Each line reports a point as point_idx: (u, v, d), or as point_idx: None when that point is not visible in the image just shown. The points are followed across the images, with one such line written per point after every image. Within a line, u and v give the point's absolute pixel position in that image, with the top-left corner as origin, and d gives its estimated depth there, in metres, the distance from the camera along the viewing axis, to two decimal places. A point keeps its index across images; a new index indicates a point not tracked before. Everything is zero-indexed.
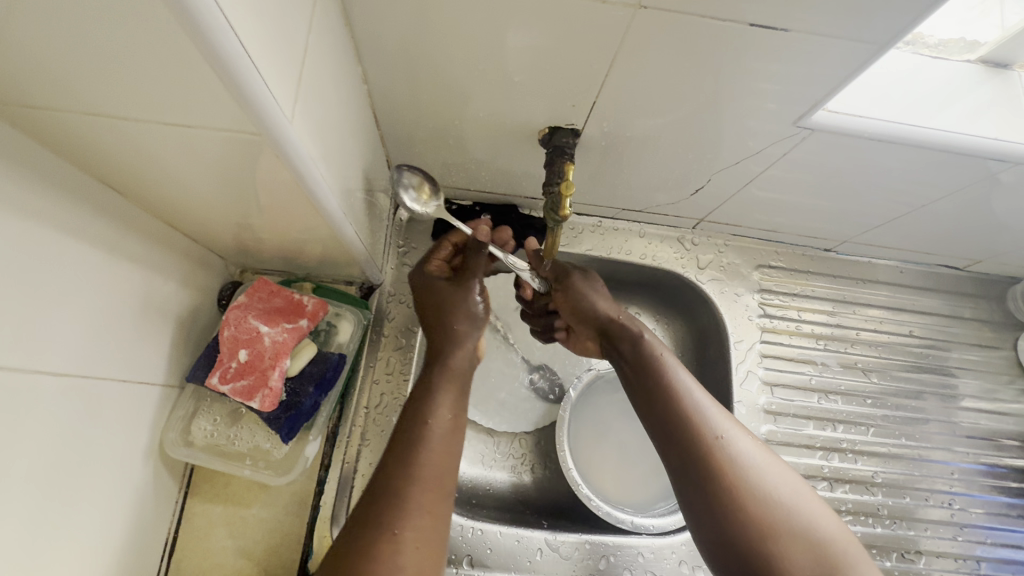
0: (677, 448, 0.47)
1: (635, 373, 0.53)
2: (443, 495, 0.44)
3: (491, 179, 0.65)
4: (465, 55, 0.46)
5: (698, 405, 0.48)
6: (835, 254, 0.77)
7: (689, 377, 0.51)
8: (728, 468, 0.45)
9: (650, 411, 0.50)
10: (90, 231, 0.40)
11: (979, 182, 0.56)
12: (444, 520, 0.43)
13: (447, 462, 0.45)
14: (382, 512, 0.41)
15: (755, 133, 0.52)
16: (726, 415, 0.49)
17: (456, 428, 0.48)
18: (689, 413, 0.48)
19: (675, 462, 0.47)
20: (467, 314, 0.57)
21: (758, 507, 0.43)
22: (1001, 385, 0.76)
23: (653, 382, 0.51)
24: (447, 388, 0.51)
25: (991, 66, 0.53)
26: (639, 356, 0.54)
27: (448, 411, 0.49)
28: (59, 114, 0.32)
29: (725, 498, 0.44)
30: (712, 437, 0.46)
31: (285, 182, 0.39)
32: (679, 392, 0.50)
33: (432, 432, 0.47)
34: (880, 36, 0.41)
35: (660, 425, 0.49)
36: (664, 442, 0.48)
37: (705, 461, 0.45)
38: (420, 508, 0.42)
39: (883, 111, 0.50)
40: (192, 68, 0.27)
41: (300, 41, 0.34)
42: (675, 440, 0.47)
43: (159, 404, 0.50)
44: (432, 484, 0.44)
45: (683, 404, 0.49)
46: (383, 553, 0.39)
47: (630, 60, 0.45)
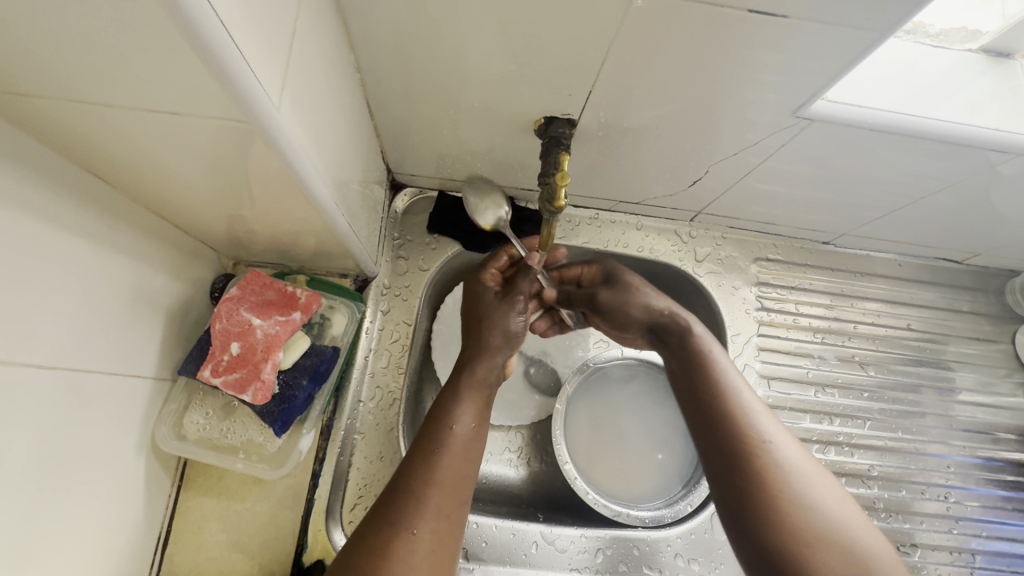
0: (721, 445, 0.47)
1: (682, 370, 0.53)
2: (459, 502, 0.45)
3: (487, 171, 0.64)
4: (458, 43, 0.45)
5: (747, 407, 0.48)
6: (833, 247, 0.76)
7: (740, 380, 0.51)
8: (773, 473, 0.44)
9: (695, 408, 0.50)
10: (77, 222, 0.40)
11: (978, 174, 0.55)
12: (458, 524, 0.44)
13: (465, 469, 0.47)
14: (399, 514, 0.42)
15: (753, 124, 0.52)
16: (777, 423, 0.49)
17: (477, 436, 0.49)
18: (737, 414, 0.48)
19: (717, 459, 0.47)
20: (505, 333, 0.57)
21: (800, 515, 0.42)
22: (998, 379, 0.76)
23: (702, 381, 0.51)
24: (471, 396, 0.52)
25: (992, 56, 0.52)
26: (688, 354, 0.54)
27: (471, 419, 0.50)
28: (43, 102, 0.32)
29: (765, 501, 0.43)
30: (760, 439, 0.46)
31: (276, 172, 0.38)
32: (728, 393, 0.50)
33: (451, 438, 0.48)
34: (881, 23, 0.40)
35: (705, 422, 0.49)
36: (707, 438, 0.48)
37: (750, 461, 0.45)
38: (437, 511, 0.43)
39: (882, 101, 0.49)
40: (176, 53, 0.27)
41: (288, 25, 0.33)
42: (718, 438, 0.47)
43: (151, 397, 0.50)
44: (449, 489, 0.45)
45: (733, 404, 0.49)
46: (397, 554, 0.40)
47: (626, 49, 0.44)
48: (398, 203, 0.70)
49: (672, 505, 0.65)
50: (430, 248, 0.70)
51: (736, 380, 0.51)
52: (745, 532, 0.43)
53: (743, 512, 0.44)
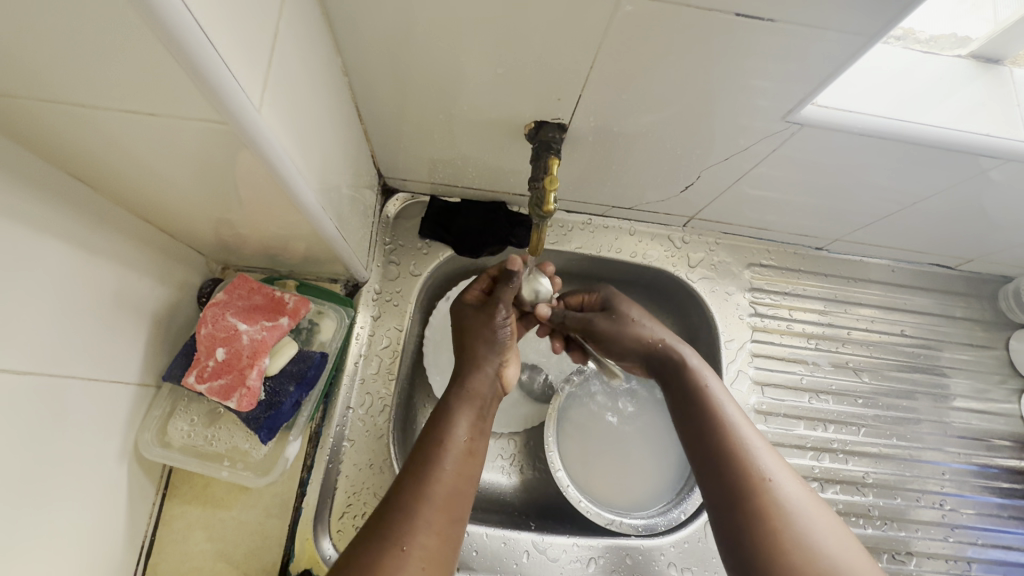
0: (720, 483, 0.46)
1: (681, 405, 0.52)
2: (453, 519, 0.44)
3: (477, 175, 0.64)
4: (447, 46, 0.45)
5: (746, 442, 0.47)
6: (827, 253, 0.76)
7: (739, 414, 0.50)
8: (774, 511, 0.42)
9: (696, 444, 0.49)
10: (57, 224, 0.39)
11: (971, 180, 0.55)
12: (452, 542, 0.43)
13: (459, 486, 0.46)
14: (389, 530, 0.41)
15: (745, 128, 0.52)
16: (779, 459, 0.47)
17: (471, 452, 0.48)
18: (735, 450, 0.47)
19: (717, 498, 0.45)
20: (486, 342, 0.56)
21: (801, 553, 0.40)
22: (993, 385, 0.76)
23: (701, 417, 0.50)
24: (464, 408, 0.51)
25: (982, 62, 0.52)
26: (685, 387, 0.53)
27: (465, 433, 0.49)
28: (19, 103, 0.31)
29: (767, 540, 0.41)
30: (759, 475, 0.45)
31: (259, 174, 0.38)
32: (726, 427, 0.48)
33: (445, 455, 0.46)
34: (869, 28, 0.40)
35: (705, 460, 0.48)
36: (708, 476, 0.47)
37: (749, 499, 0.44)
38: (429, 528, 0.42)
39: (872, 107, 0.49)
40: (152, 53, 0.26)
41: (269, 25, 0.33)
42: (718, 474, 0.46)
43: (135, 403, 0.49)
44: (442, 505, 0.43)
45: (731, 439, 0.47)
46: (387, 569, 0.38)
47: (615, 53, 0.44)
48: (390, 208, 0.70)
49: (665, 513, 0.65)
50: (421, 253, 0.70)
51: (735, 413, 0.50)
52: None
53: (744, 553, 0.42)
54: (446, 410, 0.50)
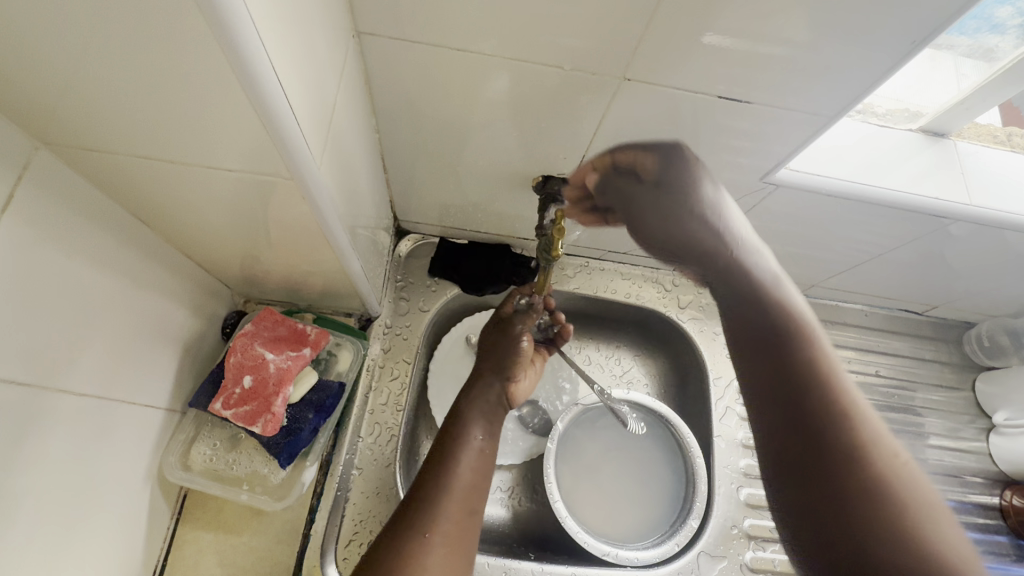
0: (818, 425, 0.43)
1: (787, 357, 0.47)
2: (469, 510, 0.50)
3: (486, 221, 0.70)
4: (469, 111, 0.51)
5: (859, 405, 0.44)
6: (806, 298, 0.82)
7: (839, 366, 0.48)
8: (902, 481, 0.38)
9: (787, 389, 0.46)
10: (116, 259, 0.43)
11: (931, 234, 0.62)
12: (469, 532, 0.49)
13: (476, 482, 0.52)
14: (410, 519, 0.47)
15: (728, 186, 0.58)
16: (891, 434, 0.44)
17: (485, 455, 0.55)
18: (840, 398, 0.44)
19: (829, 448, 0.41)
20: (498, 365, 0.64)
21: (917, 523, 0.36)
22: (964, 424, 0.81)
23: (773, 318, 0.50)
24: (478, 415, 0.58)
25: (930, 135, 0.59)
26: (800, 347, 0.48)
27: (480, 434, 0.57)
28: (111, 156, 0.36)
29: (848, 479, 0.39)
30: (875, 427, 0.42)
31: (305, 217, 0.43)
32: (834, 379, 0.46)
33: (462, 452, 0.54)
34: (830, 108, 0.47)
35: (813, 416, 0.43)
36: (817, 427, 0.42)
37: (870, 459, 0.40)
38: (449, 515, 0.48)
39: (837, 171, 0.56)
40: (244, 124, 0.32)
41: (331, 97, 0.39)
42: (841, 433, 0.41)
43: (162, 428, 0.52)
44: (460, 496, 0.50)
45: (850, 401, 0.44)
46: (412, 552, 0.44)
47: (617, 122, 0.51)
48: (402, 248, 0.75)
49: (659, 545, 0.67)
50: (430, 290, 0.74)
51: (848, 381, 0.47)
52: (816, 503, 0.41)
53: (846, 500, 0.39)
54: (461, 415, 0.58)
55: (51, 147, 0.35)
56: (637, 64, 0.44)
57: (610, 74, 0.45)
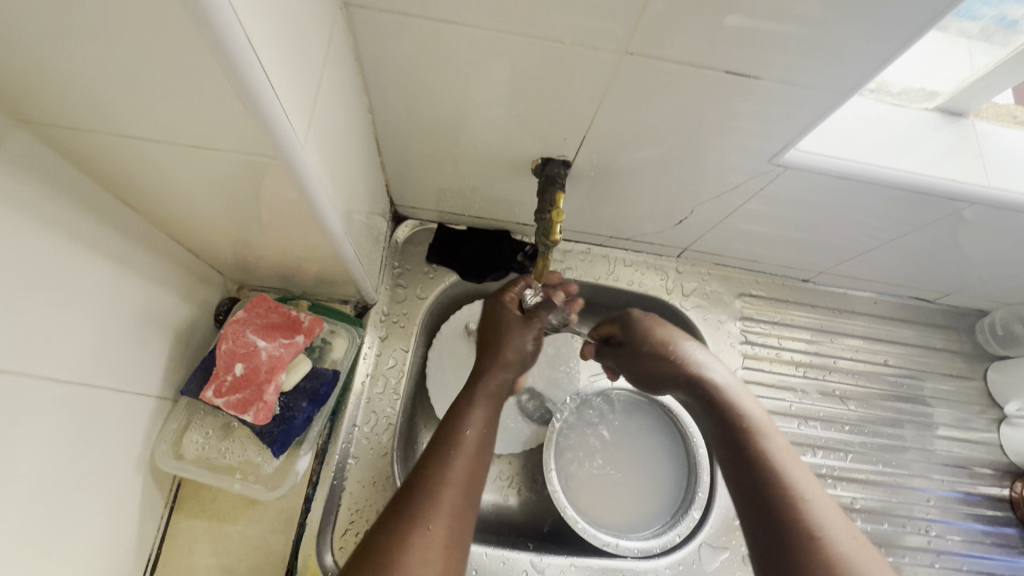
0: (767, 524, 0.44)
1: (717, 427, 0.54)
2: (469, 501, 0.46)
3: (485, 206, 0.68)
4: (464, 90, 0.49)
5: (785, 469, 0.47)
6: (814, 285, 0.80)
7: (763, 419, 0.53)
8: (829, 540, 0.41)
9: (731, 475, 0.50)
10: (99, 243, 0.42)
11: (944, 219, 0.60)
12: (467, 526, 0.44)
13: (475, 472, 0.48)
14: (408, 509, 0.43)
15: (735, 169, 0.56)
16: (833, 511, 0.44)
17: (488, 442, 0.51)
18: (773, 472, 0.47)
19: (751, 519, 0.46)
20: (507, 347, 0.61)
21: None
22: (974, 415, 0.79)
23: (731, 423, 0.53)
24: (483, 402, 0.54)
25: (947, 114, 0.57)
26: (722, 410, 0.54)
27: (483, 422, 0.52)
28: (87, 134, 0.34)
29: (790, 553, 0.42)
30: (799, 488, 0.46)
31: (294, 201, 0.41)
32: (768, 454, 0.49)
33: (461, 440, 0.49)
34: (844, 84, 0.44)
35: (750, 493, 0.47)
36: (744, 500, 0.47)
37: (816, 543, 0.41)
38: (447, 507, 0.44)
39: (848, 152, 0.53)
40: (221, 98, 0.30)
41: (316, 73, 0.37)
42: (766, 495, 0.46)
43: (153, 416, 0.51)
44: (458, 485, 0.46)
45: (769, 465, 0.48)
46: (407, 544, 0.40)
47: (618, 101, 0.49)
48: (399, 234, 0.73)
49: (660, 536, 0.66)
50: (428, 278, 0.73)
51: (774, 443, 0.50)
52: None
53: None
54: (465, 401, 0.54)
55: (24, 126, 0.33)
56: (640, 37, 0.42)
57: (612, 48, 0.43)
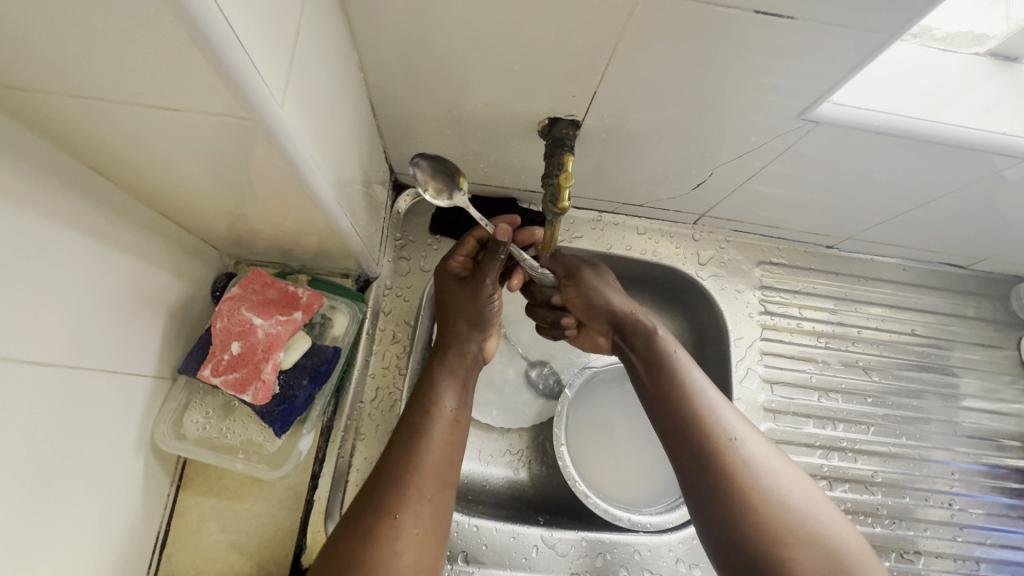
0: (693, 464, 0.48)
1: (647, 373, 0.55)
2: (443, 485, 0.47)
3: (489, 171, 0.64)
4: (460, 42, 0.45)
5: (712, 406, 0.50)
6: (838, 251, 0.76)
7: (687, 355, 0.55)
8: (756, 468, 0.47)
9: (660, 421, 0.52)
10: (77, 218, 0.39)
11: (986, 179, 0.55)
12: (445, 509, 0.47)
13: (449, 454, 0.49)
14: (381, 500, 0.44)
15: (758, 127, 0.52)
16: (741, 423, 0.50)
17: (457, 421, 0.52)
18: (700, 413, 0.49)
19: (682, 458, 0.49)
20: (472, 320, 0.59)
21: (768, 511, 0.44)
22: (1003, 385, 0.76)
23: (654, 359, 0.55)
24: (448, 380, 0.54)
25: (1000, 59, 0.52)
26: (652, 353, 0.56)
27: (451, 403, 0.52)
28: (46, 98, 0.31)
29: (717, 478, 0.46)
30: (720, 417, 0.50)
31: (279, 171, 0.38)
32: (695, 393, 0.51)
33: (434, 425, 0.50)
34: (888, 24, 0.39)
35: (679, 438, 0.49)
36: (673, 444, 0.50)
37: (732, 460, 0.47)
38: (422, 497, 0.45)
39: (885, 104, 0.49)
40: (182, 53, 0.27)
41: (292, 24, 0.33)
42: (694, 438, 0.48)
43: (151, 396, 0.49)
44: (434, 474, 0.47)
45: (696, 405, 0.50)
46: (382, 539, 0.42)
47: (631, 50, 0.44)
48: (401, 203, 0.70)
49: (672, 510, 0.65)
50: (432, 249, 0.70)
51: (698, 379, 0.53)
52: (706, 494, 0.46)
53: (716, 523, 0.45)
54: (432, 379, 0.54)
55: None
56: None
57: None
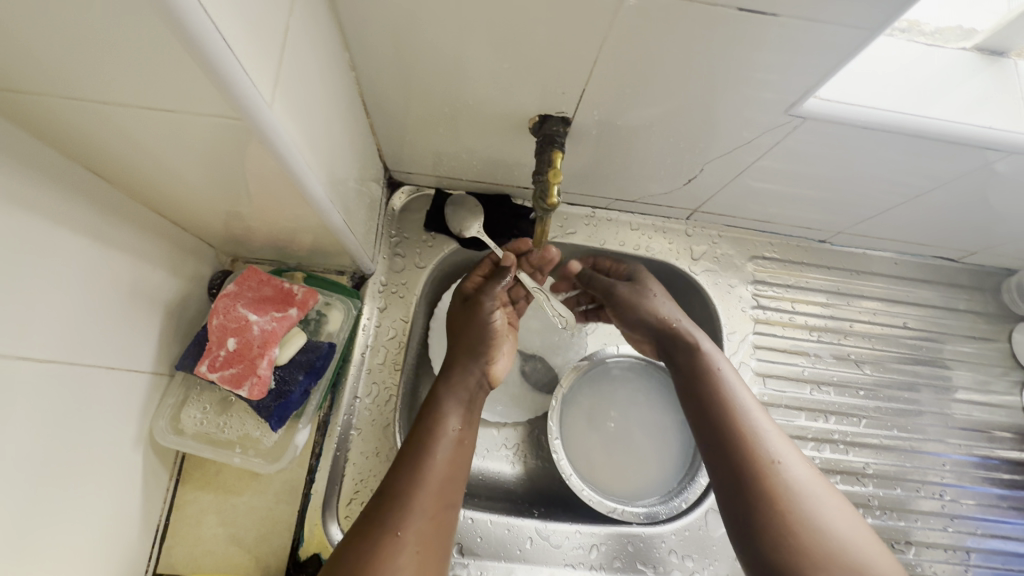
0: (733, 477, 0.48)
1: (690, 387, 0.56)
2: (446, 505, 0.48)
3: (482, 168, 0.65)
4: (449, 40, 0.45)
5: (758, 426, 0.51)
6: (831, 246, 0.77)
7: (733, 374, 0.56)
8: (799, 490, 0.47)
9: (701, 432, 0.53)
10: (73, 217, 0.40)
11: (976, 172, 0.55)
12: (446, 528, 0.48)
13: (451, 476, 0.50)
14: (382, 515, 0.45)
15: (748, 122, 0.52)
16: (788, 446, 0.51)
17: (462, 443, 0.52)
18: (745, 430, 0.50)
19: (722, 471, 0.50)
20: (473, 348, 0.58)
21: (806, 531, 0.44)
22: (995, 377, 0.76)
23: (700, 374, 0.56)
24: (454, 400, 0.54)
25: (987, 54, 0.53)
26: (696, 369, 0.56)
27: (457, 423, 0.53)
28: (40, 100, 0.32)
29: (756, 492, 0.47)
30: (765, 436, 0.50)
31: (271, 170, 0.39)
32: (740, 412, 0.52)
33: (439, 444, 0.50)
34: (872, 21, 0.40)
35: (720, 450, 0.50)
36: (715, 455, 0.51)
37: (774, 479, 0.47)
38: (423, 514, 0.46)
39: (872, 98, 0.49)
40: (171, 56, 0.27)
41: (280, 25, 0.34)
42: (736, 452, 0.49)
43: (149, 392, 0.50)
44: (435, 493, 0.48)
45: (742, 423, 0.51)
46: (383, 555, 0.43)
47: (619, 47, 0.44)
48: (396, 201, 0.71)
49: (666, 502, 0.66)
50: (426, 246, 0.71)
51: (744, 397, 0.54)
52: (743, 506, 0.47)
53: (752, 535, 0.46)
54: (437, 400, 0.54)
55: None
56: None
57: None
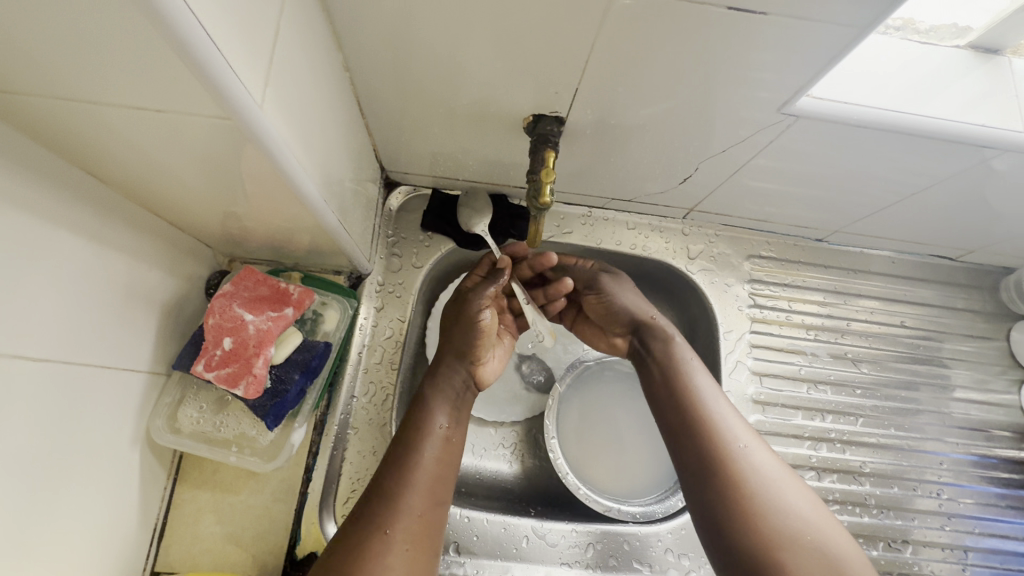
0: (697, 470, 0.49)
1: (656, 379, 0.56)
2: (435, 504, 0.49)
3: (478, 168, 0.65)
4: (442, 41, 0.46)
5: (720, 415, 0.51)
6: (827, 245, 0.77)
7: (697, 363, 0.56)
8: (762, 477, 0.47)
9: (667, 425, 0.53)
10: (69, 218, 0.40)
11: (971, 169, 0.55)
12: (435, 526, 0.48)
13: (439, 475, 0.50)
14: (371, 515, 0.46)
15: (741, 121, 0.52)
16: (750, 432, 0.51)
17: (450, 441, 0.52)
18: (709, 420, 0.51)
19: (687, 462, 0.50)
20: (460, 351, 0.57)
21: (770, 519, 0.45)
22: (993, 376, 0.76)
23: (665, 366, 0.56)
24: (442, 399, 0.54)
25: (980, 51, 0.53)
26: (662, 361, 0.56)
27: (445, 421, 0.53)
28: (34, 101, 0.32)
29: (720, 483, 0.47)
30: (727, 425, 0.51)
31: (264, 171, 0.39)
32: (703, 402, 0.52)
33: (426, 442, 0.51)
34: (863, 19, 0.40)
35: (685, 442, 0.51)
36: (678, 448, 0.51)
37: (737, 467, 0.48)
38: (411, 514, 0.47)
39: (865, 97, 0.49)
40: (160, 57, 0.28)
41: (270, 26, 0.34)
42: (700, 443, 0.50)
43: (146, 391, 0.51)
44: (423, 491, 0.48)
45: (706, 413, 0.51)
46: (372, 553, 0.43)
47: (611, 47, 0.45)
48: (393, 201, 0.71)
49: (662, 501, 0.66)
50: (423, 246, 0.71)
51: (707, 387, 0.54)
52: (708, 497, 0.47)
53: (719, 526, 0.46)
54: (423, 401, 0.54)
55: None
56: None
57: None
